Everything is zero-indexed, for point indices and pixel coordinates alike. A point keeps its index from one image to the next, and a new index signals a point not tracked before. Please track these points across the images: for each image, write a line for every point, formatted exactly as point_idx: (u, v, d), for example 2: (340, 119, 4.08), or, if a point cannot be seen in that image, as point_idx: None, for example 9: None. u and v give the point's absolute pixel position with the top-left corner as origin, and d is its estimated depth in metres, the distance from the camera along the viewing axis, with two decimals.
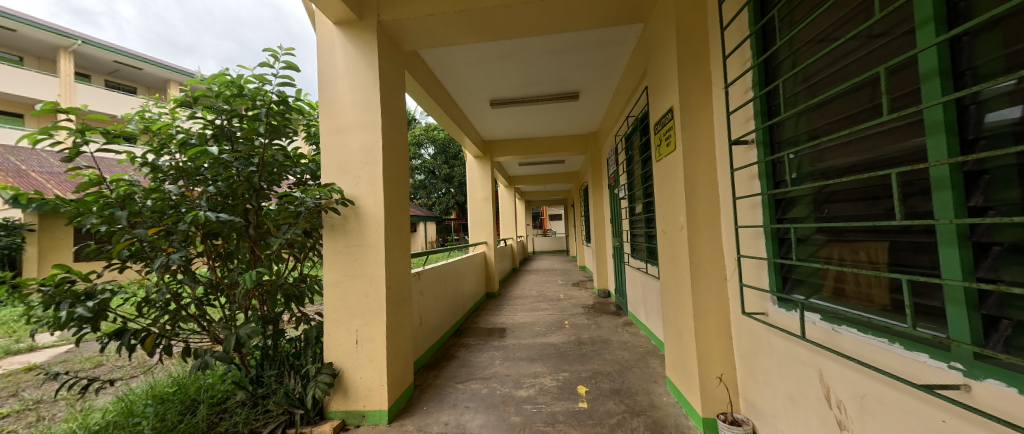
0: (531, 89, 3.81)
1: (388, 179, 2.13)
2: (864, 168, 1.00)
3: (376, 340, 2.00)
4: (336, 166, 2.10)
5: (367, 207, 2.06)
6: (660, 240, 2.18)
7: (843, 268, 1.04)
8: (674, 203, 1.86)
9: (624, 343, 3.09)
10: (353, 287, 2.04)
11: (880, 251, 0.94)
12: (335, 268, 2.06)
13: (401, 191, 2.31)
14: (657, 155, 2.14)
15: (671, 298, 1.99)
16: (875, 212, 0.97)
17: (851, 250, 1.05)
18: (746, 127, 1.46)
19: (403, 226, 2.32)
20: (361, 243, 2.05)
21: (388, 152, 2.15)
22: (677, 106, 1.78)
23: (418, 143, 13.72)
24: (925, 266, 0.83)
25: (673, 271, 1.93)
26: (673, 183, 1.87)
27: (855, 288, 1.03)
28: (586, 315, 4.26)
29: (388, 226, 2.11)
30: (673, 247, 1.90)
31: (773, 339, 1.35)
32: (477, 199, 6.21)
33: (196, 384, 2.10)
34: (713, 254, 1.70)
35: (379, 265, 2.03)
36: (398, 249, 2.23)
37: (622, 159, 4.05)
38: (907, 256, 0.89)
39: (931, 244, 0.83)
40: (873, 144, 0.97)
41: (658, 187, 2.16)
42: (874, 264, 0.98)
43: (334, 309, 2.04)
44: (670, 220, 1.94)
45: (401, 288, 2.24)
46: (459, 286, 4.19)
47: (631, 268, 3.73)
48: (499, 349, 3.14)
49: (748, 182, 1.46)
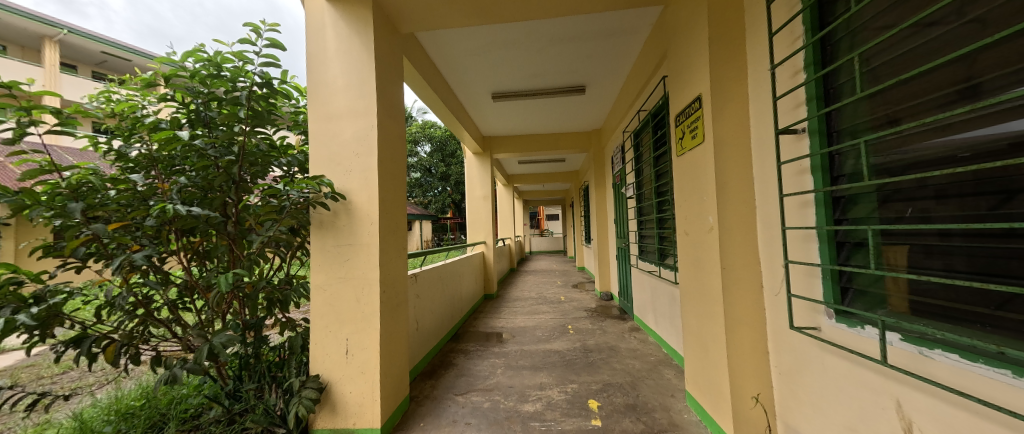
0: (536, 81, 3.62)
1: (384, 172, 1.92)
2: (960, 157, 0.84)
3: (368, 351, 1.79)
4: (326, 157, 1.88)
5: (360, 202, 1.85)
6: (680, 242, 2.00)
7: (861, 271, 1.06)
8: (701, 201, 1.69)
9: (633, 351, 2.92)
10: (343, 291, 1.83)
11: (897, 254, 0.98)
12: (323, 270, 1.85)
13: (398, 186, 2.11)
14: (678, 149, 1.97)
15: (695, 305, 1.81)
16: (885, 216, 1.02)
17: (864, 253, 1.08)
18: (795, 115, 1.28)
19: (400, 224, 2.11)
20: (353, 242, 1.85)
21: (384, 142, 1.94)
22: (708, 94, 1.60)
23: (415, 140, 13.47)
24: (958, 270, 0.85)
25: (698, 276, 1.75)
26: (701, 179, 1.69)
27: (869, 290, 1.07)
28: (589, 319, 4.08)
29: (384, 223, 1.90)
30: (699, 250, 1.72)
31: (827, 358, 1.18)
32: (476, 198, 6.00)
33: (167, 397, 1.87)
34: (748, 259, 1.52)
35: (373, 266, 1.83)
36: (394, 249, 2.02)
37: (629, 157, 3.87)
38: (920, 259, 0.93)
39: (943, 246, 0.88)
40: (973, 129, 0.81)
41: (680, 184, 1.99)
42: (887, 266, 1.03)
43: (322, 315, 1.83)
44: (695, 220, 1.76)
45: (397, 292, 2.03)
46: (457, 287, 3.99)
47: (639, 271, 3.55)
48: (501, 357, 2.94)
49: (797, 178, 1.28)
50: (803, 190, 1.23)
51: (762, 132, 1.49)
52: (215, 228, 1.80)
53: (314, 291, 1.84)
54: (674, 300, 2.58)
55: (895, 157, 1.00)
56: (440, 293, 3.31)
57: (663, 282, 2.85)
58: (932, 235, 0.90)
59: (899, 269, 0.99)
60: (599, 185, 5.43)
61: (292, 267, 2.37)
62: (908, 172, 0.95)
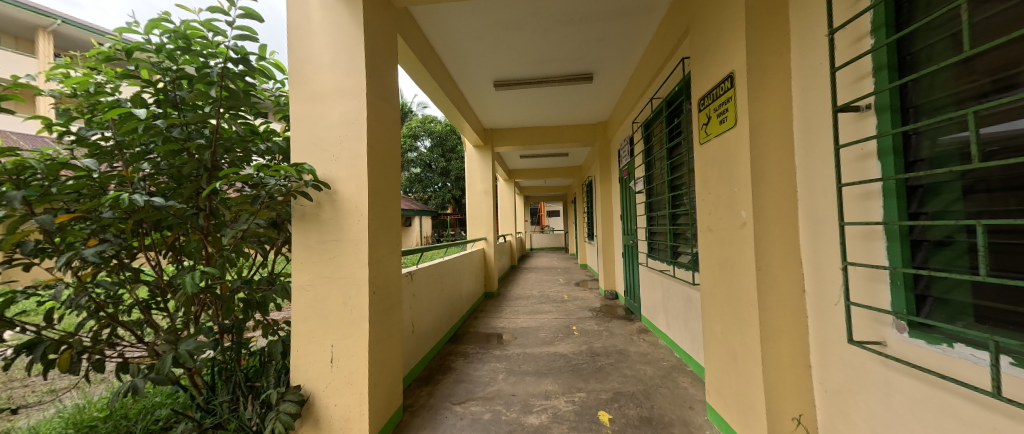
0: (542, 67, 3.40)
1: (375, 159, 1.72)
2: None
3: (356, 360, 1.60)
4: (309, 141, 1.68)
5: (348, 193, 1.65)
6: (703, 240, 1.80)
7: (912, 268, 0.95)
8: (732, 193, 1.49)
9: (644, 355, 2.73)
10: (328, 292, 1.64)
11: (943, 253, 0.90)
12: (305, 269, 1.66)
13: (391, 176, 1.90)
14: (703, 136, 1.77)
15: (721, 310, 1.62)
16: (919, 211, 0.95)
17: (916, 250, 0.96)
18: (858, 89, 1.08)
19: (394, 218, 1.91)
20: (340, 237, 1.65)
21: (375, 126, 1.73)
22: (744, 70, 1.40)
23: (415, 135, 13.26)
24: (996, 268, 0.81)
25: (726, 278, 1.56)
26: (732, 168, 1.49)
27: (940, 296, 0.92)
28: (594, 319, 3.90)
29: (374, 217, 1.70)
30: (729, 248, 1.53)
31: (896, 380, 0.98)
32: (476, 193, 5.78)
33: (134, 406, 1.70)
34: (788, 260, 1.33)
35: (361, 265, 1.63)
36: (387, 245, 1.83)
37: (639, 149, 3.67)
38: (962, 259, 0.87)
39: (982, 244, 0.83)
40: None
41: (703, 176, 1.79)
42: (924, 265, 0.95)
43: (304, 319, 1.64)
44: (723, 215, 1.57)
45: (389, 293, 1.84)
46: (456, 286, 3.81)
47: (648, 269, 3.36)
48: (503, 360, 2.77)
49: (857, 164, 1.08)
50: (866, 179, 1.03)
51: (809, 113, 1.29)
52: (185, 222, 1.60)
53: (296, 291, 1.65)
54: (689, 302, 2.39)
55: (985, 136, 0.81)
56: (438, 293, 3.13)
57: (676, 283, 2.66)
58: (963, 231, 0.87)
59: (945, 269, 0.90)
60: (604, 180, 5.23)
61: (277, 265, 2.19)
62: (994, 159, 0.78)
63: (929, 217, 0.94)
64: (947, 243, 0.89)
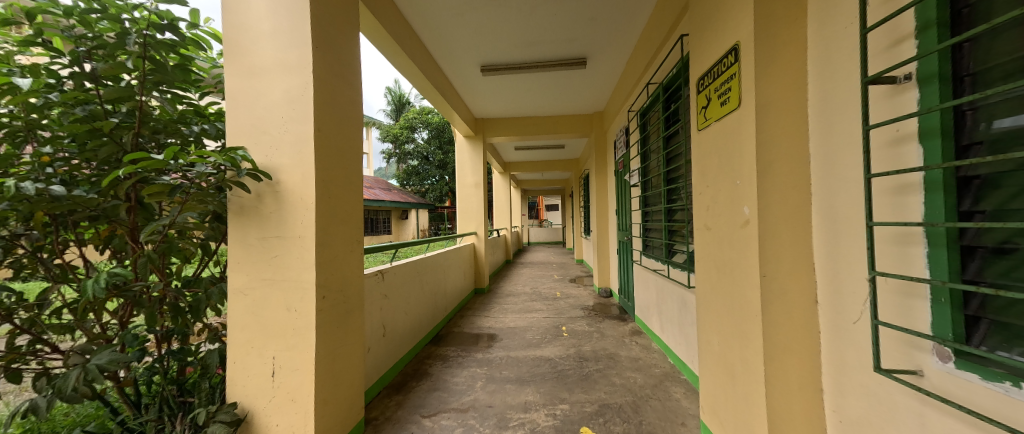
0: (530, 50, 3.17)
1: (326, 145, 1.50)
2: None
3: (302, 374, 1.41)
4: (247, 123, 1.46)
5: (292, 183, 1.44)
6: (700, 240, 1.60)
7: (963, 284, 0.73)
8: (733, 185, 1.28)
9: (635, 360, 2.54)
10: (269, 296, 1.43)
11: (1004, 266, 0.68)
12: (244, 269, 1.45)
13: (350, 165, 1.68)
14: (701, 122, 1.55)
15: (718, 320, 1.42)
16: (972, 210, 0.73)
17: (967, 260, 0.74)
18: (892, 56, 0.86)
19: (354, 212, 1.70)
20: (283, 235, 1.44)
21: (326, 106, 1.50)
22: (751, 39, 1.17)
23: (411, 126, 12.97)
24: None
25: (724, 284, 1.36)
26: (734, 157, 1.28)
27: (995, 321, 0.70)
28: (586, 319, 3.71)
29: (324, 212, 1.48)
30: (728, 249, 1.32)
31: (936, 422, 0.78)
32: (466, 185, 5.50)
33: (60, 420, 1.53)
34: (798, 265, 1.12)
35: (307, 266, 1.42)
36: (344, 243, 1.61)
37: (634, 140, 3.44)
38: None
39: None
40: None
41: (700, 167, 1.58)
42: (979, 280, 0.73)
43: (243, 327, 1.44)
44: (723, 212, 1.36)
45: (347, 297, 1.63)
46: (440, 283, 3.62)
47: (643, 268, 3.16)
48: (483, 365, 2.58)
49: (890, 150, 0.86)
50: (902, 168, 0.82)
51: (829, 89, 1.06)
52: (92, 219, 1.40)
53: (233, 296, 1.44)
54: (684, 306, 2.19)
55: None
56: (418, 292, 2.94)
57: (671, 284, 2.46)
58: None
59: (1004, 286, 0.69)
60: (600, 173, 4.99)
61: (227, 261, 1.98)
62: None
63: (987, 218, 0.72)
64: (1009, 251, 0.68)
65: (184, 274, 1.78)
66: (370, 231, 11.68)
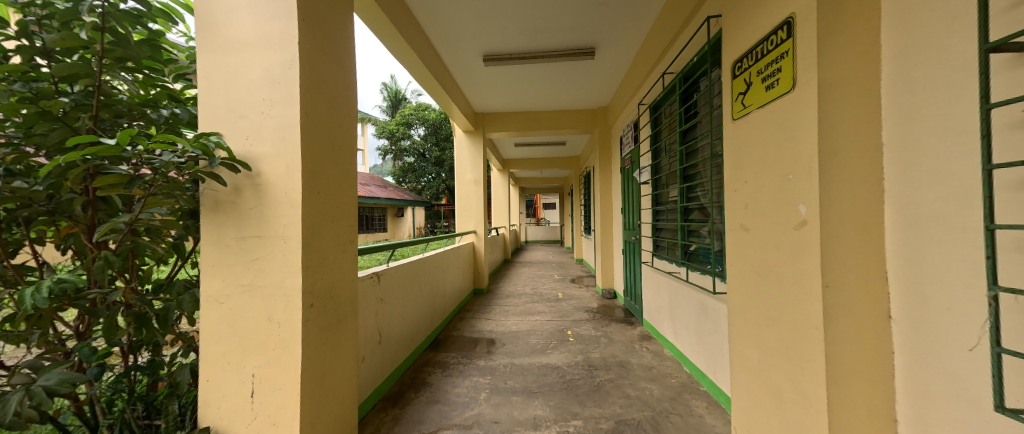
0: (536, 38, 3.00)
1: (314, 132, 1.30)
2: None
3: (285, 395, 1.22)
4: (222, 102, 1.25)
5: (274, 173, 1.23)
6: (735, 243, 1.43)
7: None
8: (787, 178, 1.10)
9: (648, 369, 2.39)
10: (246, 305, 1.23)
11: None
12: (220, 274, 1.23)
13: (343, 155, 1.48)
14: (737, 111, 1.39)
15: (762, 334, 1.24)
16: None
17: None
18: (1023, 15, 0.69)
19: (346, 208, 1.51)
20: (265, 234, 1.23)
21: (315, 87, 1.30)
22: (815, 7, 1.00)
23: (407, 122, 12.72)
24: None
25: (774, 292, 1.18)
26: (788, 147, 1.10)
27: None
28: (591, 323, 3.55)
29: (312, 208, 1.27)
30: (781, 253, 1.14)
31: None
32: (465, 182, 5.30)
33: None
34: (869, 274, 0.95)
35: (291, 270, 1.22)
36: (334, 244, 1.42)
37: (645, 135, 3.27)
38: None
39: None
40: None
41: (737, 161, 1.41)
42: None
43: (217, 340, 1.23)
44: (772, 210, 1.18)
45: (338, 304, 1.44)
46: (439, 285, 3.43)
47: (653, 270, 3.00)
48: (486, 374, 2.41)
49: (1015, 135, 0.70)
50: None
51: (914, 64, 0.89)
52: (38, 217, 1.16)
53: (206, 304, 1.23)
54: (706, 313, 2.02)
55: None
56: (415, 294, 2.75)
57: (688, 288, 2.29)
58: None
59: None
60: (604, 170, 4.83)
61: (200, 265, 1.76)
62: None
63: None
64: None
65: (154, 277, 1.58)
66: (365, 229, 11.42)
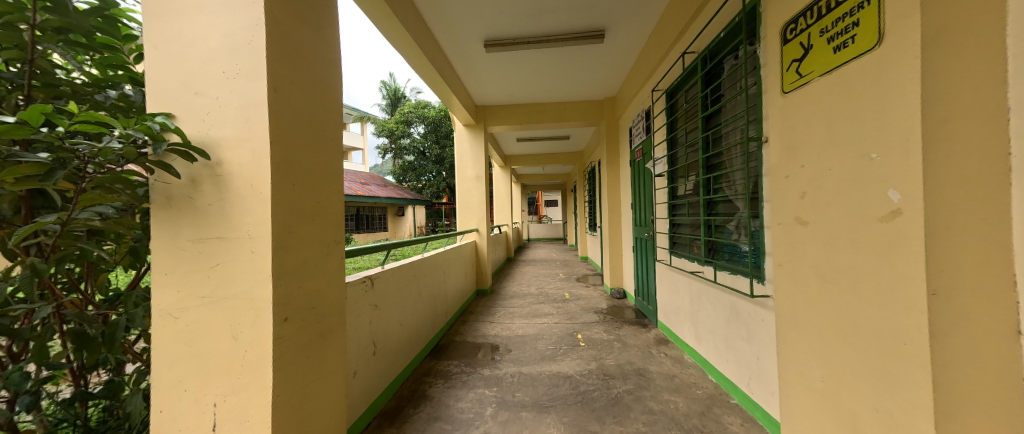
0: (542, 20, 2.77)
1: (287, 111, 1.08)
2: None
3: (254, 430, 1.00)
4: (173, 75, 1.02)
5: (237, 161, 1.01)
6: (790, 238, 1.21)
7: None
8: (877, 157, 0.88)
9: (670, 378, 2.18)
10: (206, 321, 1.01)
11: None
12: (175, 283, 1.02)
13: (324, 142, 1.26)
14: (788, 84, 1.20)
15: (836, 348, 1.02)
16: None
17: None
18: None
19: (329, 204, 1.29)
20: (228, 235, 1.01)
21: (286, 57, 1.08)
22: None
23: (407, 120, 12.52)
24: None
25: (855, 299, 0.96)
26: (878, 120, 0.88)
27: None
28: (602, 325, 3.34)
29: (285, 203, 1.05)
30: (868, 251, 0.92)
31: None
32: (466, 178, 5.08)
33: None
34: (996, 279, 0.74)
35: (260, 278, 1.01)
36: (313, 245, 1.20)
37: (659, 125, 3.03)
38: None
39: None
40: None
41: (792, 141, 1.18)
42: None
43: (172, 362, 1.01)
44: (851, 197, 0.95)
45: (320, 316, 1.22)
46: (440, 287, 3.22)
47: (670, 269, 2.78)
48: (492, 385, 2.21)
49: None
50: None
51: None
52: None
53: (158, 320, 1.01)
54: (741, 318, 1.79)
55: None
56: (414, 298, 2.53)
57: (715, 289, 2.07)
58: None
59: None
60: (612, 164, 4.60)
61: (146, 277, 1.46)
62: None
63: None
64: None
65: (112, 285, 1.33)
66: (364, 228, 11.23)
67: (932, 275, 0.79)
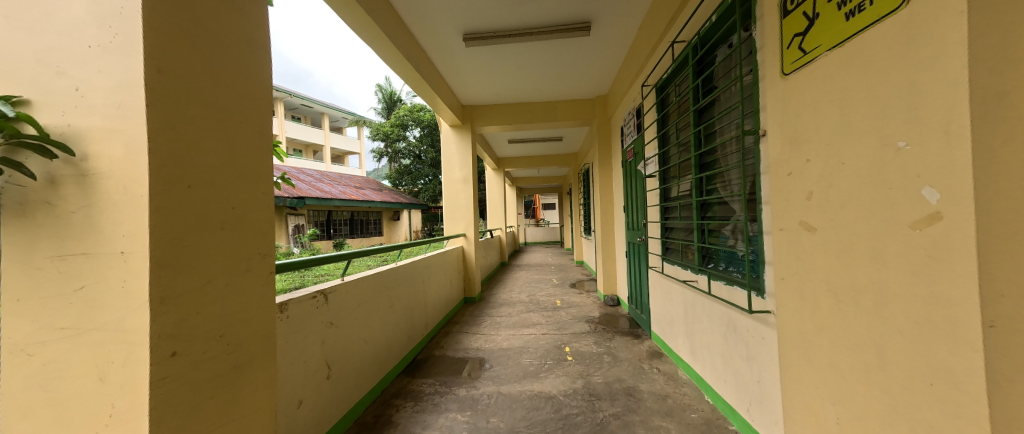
0: (524, 12, 2.59)
1: (180, 99, 0.88)
2: None
3: None
4: (32, 53, 0.83)
5: (108, 161, 0.82)
6: (797, 248, 1.01)
7: None
8: (908, 146, 0.69)
9: (663, 399, 1.97)
10: (68, 359, 0.82)
11: None
12: (30, 312, 0.82)
13: (241, 136, 1.06)
14: (790, 63, 1.01)
15: (861, 388, 0.81)
16: None
17: None
18: None
19: (251, 210, 1.09)
20: (95, 251, 0.82)
21: (179, 33, 0.89)
22: None
23: (402, 124, 12.34)
24: None
25: (879, 326, 0.76)
26: (908, 101, 0.69)
27: None
28: (593, 336, 3.13)
29: (172, 210, 0.86)
30: (897, 267, 0.72)
31: None
32: (454, 182, 4.88)
33: None
34: None
35: (140, 303, 0.83)
36: (224, 260, 1.00)
37: (649, 122, 2.85)
38: None
39: None
40: None
41: (799, 132, 0.99)
42: None
43: (24, 412, 0.81)
44: (875, 198, 0.76)
45: (233, 346, 1.02)
46: (419, 298, 3.02)
47: (663, 276, 2.58)
48: (466, 408, 2.00)
49: None
50: None
51: None
52: None
53: (7, 358, 0.81)
54: (739, 335, 1.59)
55: None
56: (384, 311, 2.32)
57: (710, 301, 1.87)
58: None
59: None
60: (604, 165, 4.41)
61: None
62: None
63: None
64: None
65: None
66: (358, 233, 11.02)
67: (990, 302, 0.58)
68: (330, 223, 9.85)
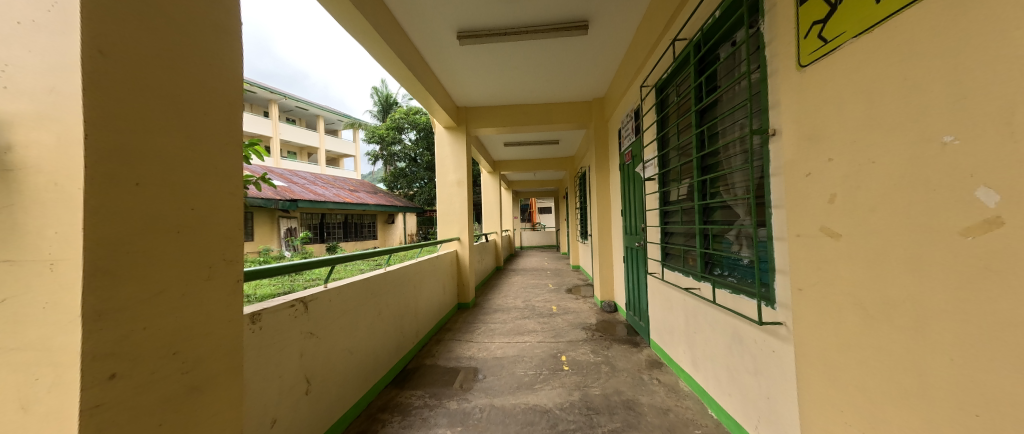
0: (520, 9, 2.52)
1: (127, 86, 0.78)
2: None
3: None
4: None
5: (38, 155, 0.71)
6: (818, 257, 0.92)
7: None
8: (957, 140, 0.61)
9: (664, 414, 1.87)
10: None
11: None
12: None
13: (203, 129, 0.96)
14: (808, 55, 0.93)
15: (899, 412, 0.73)
16: None
17: None
18: None
19: (214, 212, 0.98)
20: (21, 257, 0.71)
21: (127, 10, 0.78)
22: None
23: (398, 126, 12.22)
24: None
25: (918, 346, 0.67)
26: (957, 91, 0.61)
27: None
28: (589, 344, 3.03)
29: (114, 211, 0.75)
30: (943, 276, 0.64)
31: None
32: (448, 184, 4.78)
33: None
34: None
35: (73, 318, 0.71)
36: (179, 268, 0.89)
37: (648, 123, 2.77)
38: None
39: None
40: None
41: (819, 128, 0.91)
42: None
43: None
44: (913, 200, 0.68)
45: (189, 364, 0.91)
46: (410, 305, 2.90)
47: (663, 283, 2.49)
48: (456, 424, 1.88)
49: None
50: None
51: None
52: None
53: None
54: (746, 347, 1.50)
55: None
56: (371, 320, 2.20)
57: (714, 310, 1.78)
58: None
59: None
60: (601, 168, 4.34)
61: None
62: None
63: None
64: None
65: None
66: (352, 236, 10.85)
67: None
68: (323, 226, 9.66)
